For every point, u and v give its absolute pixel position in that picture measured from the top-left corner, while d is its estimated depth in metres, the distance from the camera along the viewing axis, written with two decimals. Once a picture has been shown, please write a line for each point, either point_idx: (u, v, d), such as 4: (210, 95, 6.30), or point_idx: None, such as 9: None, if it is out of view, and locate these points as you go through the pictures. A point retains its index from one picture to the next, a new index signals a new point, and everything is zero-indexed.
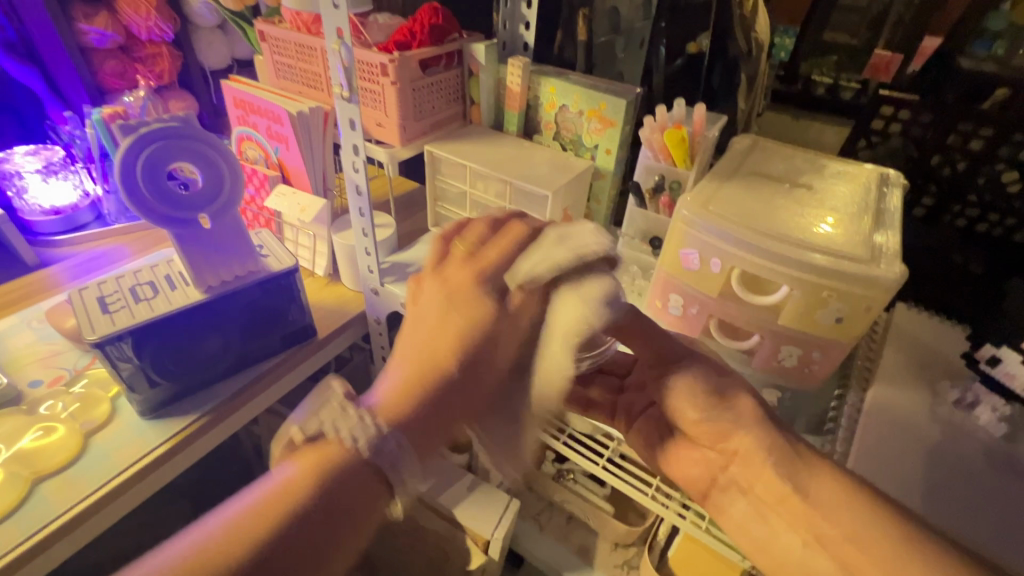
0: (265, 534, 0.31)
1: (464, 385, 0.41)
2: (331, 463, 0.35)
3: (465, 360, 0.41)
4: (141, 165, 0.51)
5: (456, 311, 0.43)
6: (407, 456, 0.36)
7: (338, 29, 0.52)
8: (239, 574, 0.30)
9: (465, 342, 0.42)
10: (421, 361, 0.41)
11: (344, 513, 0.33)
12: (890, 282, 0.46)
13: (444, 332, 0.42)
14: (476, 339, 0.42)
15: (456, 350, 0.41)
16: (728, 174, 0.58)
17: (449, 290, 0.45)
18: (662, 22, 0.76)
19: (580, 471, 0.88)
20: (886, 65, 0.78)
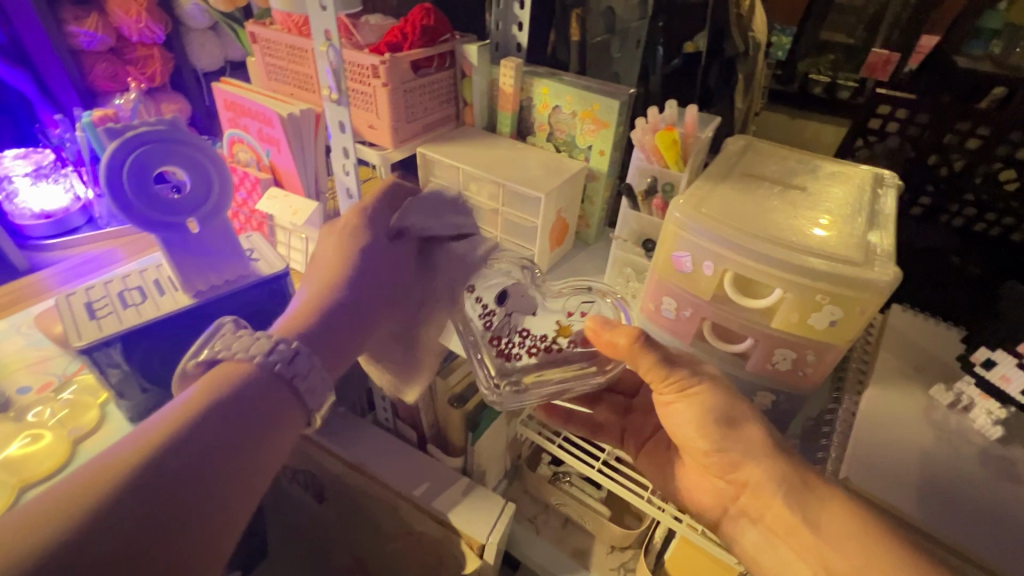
0: (191, 428, 0.37)
1: (346, 311, 0.49)
2: (245, 374, 0.41)
3: (347, 293, 0.50)
4: (127, 170, 0.50)
5: (349, 247, 0.53)
6: (313, 363, 0.43)
7: (327, 32, 0.52)
8: (170, 456, 0.35)
9: (355, 270, 0.51)
10: (313, 294, 0.50)
11: (261, 413, 0.40)
12: (884, 285, 0.45)
13: (328, 274, 0.52)
14: (352, 274, 0.51)
15: (338, 284, 0.50)
16: (721, 176, 0.58)
17: (337, 242, 0.54)
18: (659, 22, 0.75)
19: (577, 474, 0.89)
20: (882, 65, 0.78)
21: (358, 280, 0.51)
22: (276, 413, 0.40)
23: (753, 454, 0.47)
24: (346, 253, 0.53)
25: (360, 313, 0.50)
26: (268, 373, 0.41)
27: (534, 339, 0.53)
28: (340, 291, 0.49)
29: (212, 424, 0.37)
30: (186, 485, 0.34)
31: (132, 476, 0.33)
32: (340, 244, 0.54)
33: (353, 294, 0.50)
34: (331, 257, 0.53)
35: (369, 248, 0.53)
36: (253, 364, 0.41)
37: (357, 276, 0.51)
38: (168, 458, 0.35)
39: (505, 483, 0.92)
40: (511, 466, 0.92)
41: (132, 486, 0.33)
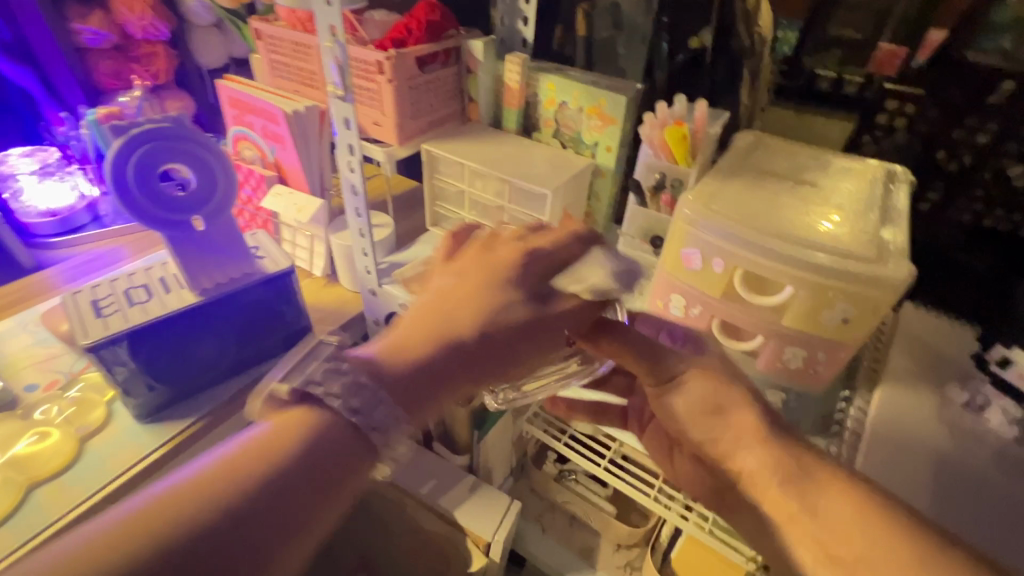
0: (255, 481, 0.29)
1: (470, 367, 0.37)
2: (307, 422, 0.32)
3: (480, 342, 0.37)
4: (132, 167, 0.50)
5: (492, 292, 0.39)
6: (397, 422, 0.33)
7: (332, 26, 0.51)
8: (208, 527, 0.27)
9: (497, 321, 0.38)
10: (432, 328, 0.37)
11: (322, 473, 0.31)
12: (897, 282, 0.45)
13: (467, 307, 0.38)
14: (499, 320, 0.38)
15: (479, 325, 0.38)
16: (730, 171, 0.57)
17: (482, 270, 0.41)
18: (664, 17, 0.74)
19: (582, 471, 0.89)
20: (892, 54, 0.69)
21: (486, 337, 0.37)
22: (358, 464, 0.32)
23: (744, 442, 0.41)
24: (481, 300, 0.39)
25: (445, 381, 0.36)
26: (347, 424, 0.32)
27: None
28: (464, 349, 0.37)
29: (277, 481, 0.29)
30: (234, 562, 0.27)
31: (178, 536, 0.27)
32: (480, 276, 0.40)
33: (479, 356, 0.37)
34: (465, 294, 0.39)
35: (520, 299, 0.39)
36: (332, 410, 0.32)
37: (488, 338, 0.37)
38: (215, 525, 0.27)
39: (511, 481, 0.92)
40: (517, 464, 0.91)
41: (159, 569, 0.26)
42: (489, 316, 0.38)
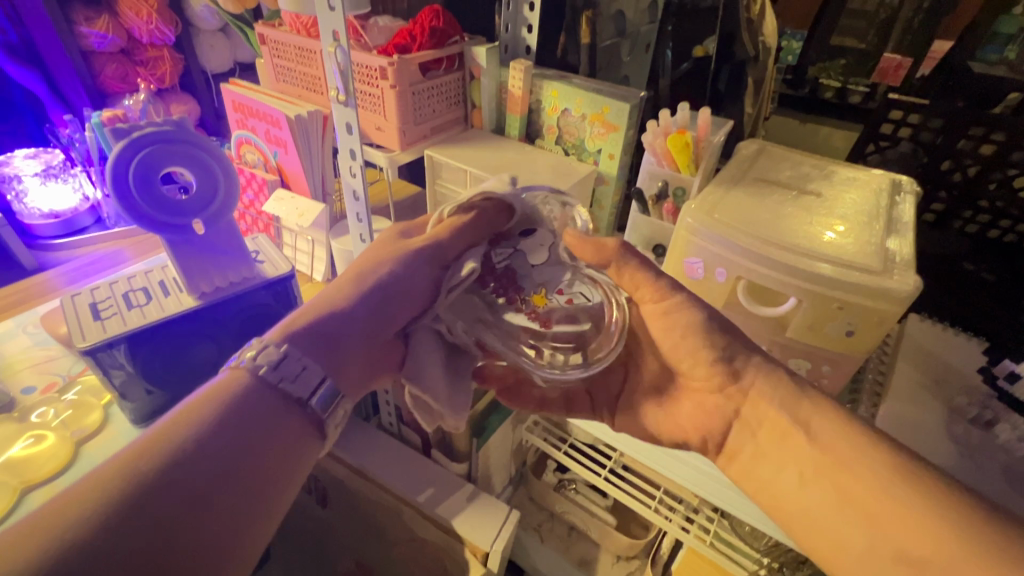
0: (165, 452, 0.31)
1: (350, 324, 0.42)
2: (235, 389, 0.35)
3: (361, 299, 0.43)
4: (134, 170, 0.49)
5: (382, 260, 0.46)
6: (305, 368, 0.37)
7: (335, 31, 0.51)
8: (132, 490, 0.29)
9: (379, 276, 0.45)
10: (319, 303, 0.43)
11: (244, 425, 0.34)
12: (904, 295, 0.44)
13: (358, 272, 0.46)
14: (378, 276, 0.45)
15: (357, 285, 0.44)
16: (735, 180, 0.57)
17: (372, 249, 0.49)
18: (669, 25, 0.77)
19: (582, 481, 0.89)
20: (894, 70, 0.79)
21: (358, 309, 0.43)
22: (293, 427, 0.36)
23: None
24: (377, 264, 0.46)
25: (347, 318, 0.42)
26: (267, 379, 0.36)
27: (518, 296, 0.49)
28: (331, 316, 0.41)
29: (242, 429, 0.33)
30: (181, 540, 0.29)
31: (150, 477, 0.29)
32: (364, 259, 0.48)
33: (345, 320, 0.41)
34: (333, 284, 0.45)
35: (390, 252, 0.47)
36: (251, 373, 0.36)
37: (346, 307, 0.42)
38: (160, 500, 0.29)
39: (510, 489, 0.92)
40: (517, 472, 0.92)
41: (123, 507, 0.28)
42: (369, 276, 0.45)
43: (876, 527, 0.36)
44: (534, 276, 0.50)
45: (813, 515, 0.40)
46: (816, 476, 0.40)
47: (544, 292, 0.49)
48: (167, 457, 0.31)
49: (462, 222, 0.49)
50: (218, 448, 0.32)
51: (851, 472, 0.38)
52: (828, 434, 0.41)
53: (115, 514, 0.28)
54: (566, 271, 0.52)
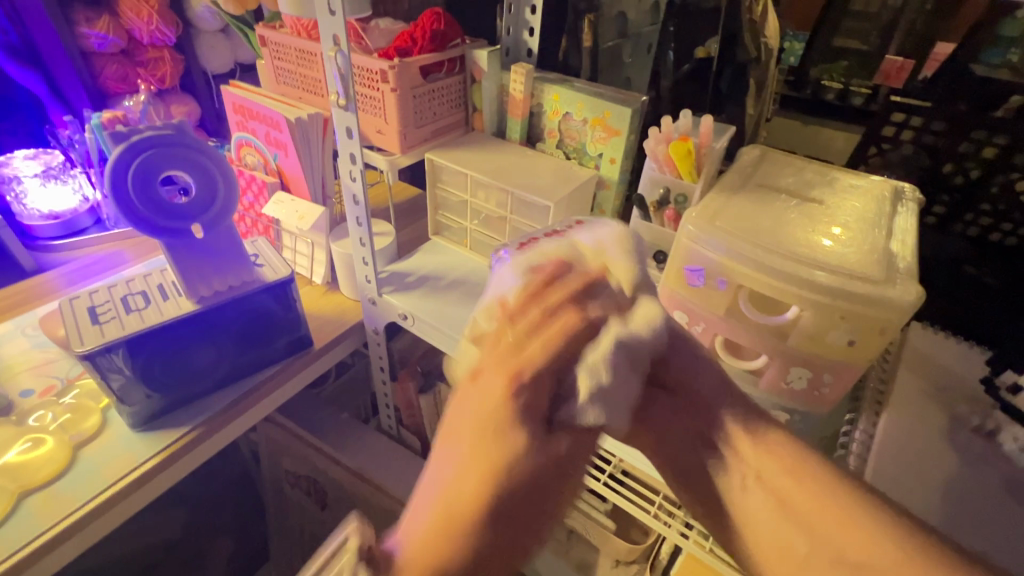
0: None
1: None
2: None
3: (489, 527, 0.33)
4: (132, 173, 0.49)
5: (502, 461, 0.35)
6: None
7: (335, 36, 0.51)
8: None
9: (508, 494, 0.34)
10: (436, 528, 0.33)
11: None
12: (905, 304, 0.44)
13: (469, 474, 0.35)
14: (502, 488, 0.34)
15: (479, 507, 0.33)
16: (736, 187, 0.57)
17: (480, 414, 0.38)
18: (670, 26, 0.73)
19: (581, 486, 0.88)
20: (897, 71, 0.79)
21: (483, 552, 0.33)
22: None
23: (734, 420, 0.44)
24: (495, 459, 0.35)
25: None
26: None
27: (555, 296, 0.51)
28: (457, 569, 0.32)
29: None
30: None
31: None
32: (478, 428, 0.37)
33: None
34: (446, 497, 0.34)
35: (520, 424, 0.37)
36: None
37: (473, 554, 0.32)
38: None
39: None
40: None
41: None
42: (495, 487, 0.34)
43: (817, 534, 0.36)
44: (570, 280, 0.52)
45: (758, 522, 0.38)
46: (773, 478, 0.39)
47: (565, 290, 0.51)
48: None
49: (599, 387, 0.41)
50: None
51: (798, 478, 0.39)
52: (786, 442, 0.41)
53: None
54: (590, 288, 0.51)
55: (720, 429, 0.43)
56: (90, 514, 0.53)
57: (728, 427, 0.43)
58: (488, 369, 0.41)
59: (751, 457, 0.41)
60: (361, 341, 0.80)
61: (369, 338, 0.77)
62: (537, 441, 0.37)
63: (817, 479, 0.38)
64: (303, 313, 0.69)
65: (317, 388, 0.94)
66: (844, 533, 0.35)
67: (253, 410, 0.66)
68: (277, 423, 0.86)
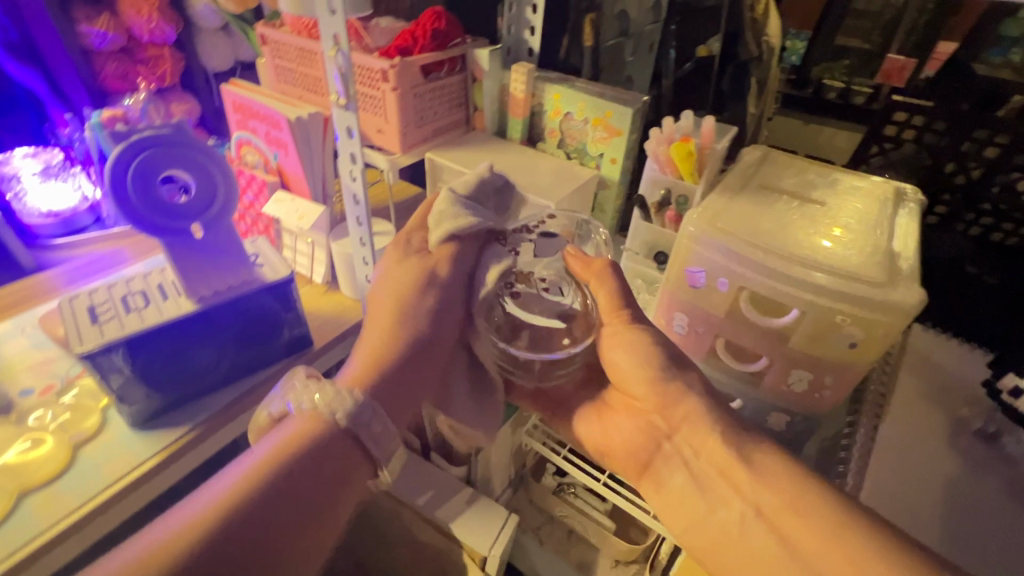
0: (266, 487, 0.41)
1: (404, 373, 0.50)
2: (311, 435, 0.43)
3: (408, 344, 0.51)
4: (132, 173, 0.49)
5: (409, 301, 0.53)
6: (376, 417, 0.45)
7: (336, 35, 0.51)
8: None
9: (420, 319, 0.52)
10: (370, 355, 0.50)
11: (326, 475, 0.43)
12: (908, 307, 0.43)
13: (385, 324, 0.52)
14: (417, 320, 0.52)
15: (397, 338, 0.51)
16: (738, 188, 0.56)
17: (393, 289, 0.54)
18: (672, 25, 0.76)
19: (580, 486, 0.90)
20: (898, 71, 0.78)
21: (407, 357, 0.50)
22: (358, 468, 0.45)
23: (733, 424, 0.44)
24: (405, 305, 0.53)
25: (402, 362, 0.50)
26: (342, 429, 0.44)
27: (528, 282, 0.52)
28: (396, 365, 0.49)
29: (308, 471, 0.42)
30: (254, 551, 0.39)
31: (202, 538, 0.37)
32: (397, 300, 0.53)
33: (405, 369, 0.50)
34: (371, 344, 0.51)
35: (427, 279, 0.54)
36: (326, 422, 0.44)
37: (400, 359, 0.50)
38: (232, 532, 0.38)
39: (509, 492, 0.91)
40: (515, 475, 0.90)
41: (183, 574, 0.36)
42: (404, 321, 0.52)
43: None
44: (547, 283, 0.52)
45: (754, 550, 0.43)
46: (771, 513, 0.43)
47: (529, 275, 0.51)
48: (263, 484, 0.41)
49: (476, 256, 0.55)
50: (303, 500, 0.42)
51: (793, 511, 0.42)
52: (782, 474, 0.44)
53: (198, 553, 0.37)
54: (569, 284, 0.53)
55: (713, 459, 0.47)
56: (91, 514, 0.53)
57: (721, 455, 0.46)
58: (388, 273, 0.56)
59: (747, 490, 0.44)
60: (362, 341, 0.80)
61: None
62: (434, 289, 0.54)
63: (809, 509, 0.42)
64: (303, 312, 0.69)
65: None
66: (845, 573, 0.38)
67: (253, 409, 0.66)
68: None
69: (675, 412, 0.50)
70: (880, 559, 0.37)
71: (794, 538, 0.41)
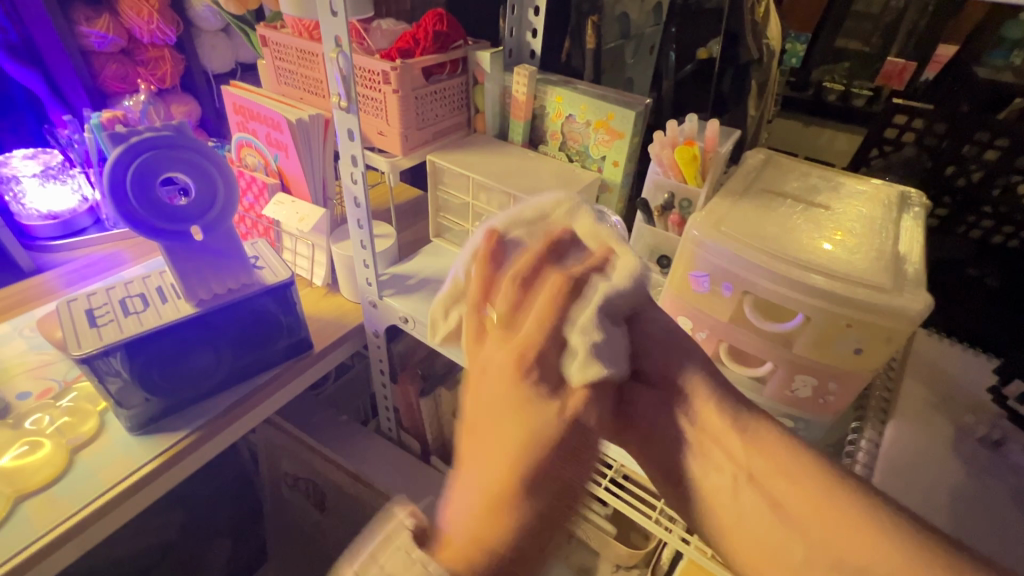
0: None
1: (525, 550, 0.34)
2: None
3: (534, 505, 0.35)
4: (131, 175, 0.49)
5: (529, 427, 0.37)
6: None
7: (337, 37, 0.50)
8: None
9: (541, 461, 0.36)
10: (482, 510, 0.35)
11: None
12: (914, 313, 0.43)
13: (496, 456, 0.37)
14: (546, 455, 0.36)
15: (515, 488, 0.35)
16: (741, 191, 0.56)
17: (500, 382, 0.40)
18: (672, 27, 0.76)
19: (583, 491, 0.86)
20: (898, 74, 0.79)
21: (530, 521, 0.35)
22: None
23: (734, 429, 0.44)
24: (529, 429, 0.37)
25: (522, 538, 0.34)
26: None
27: None
28: (507, 546, 0.34)
29: None
30: None
31: None
32: (489, 429, 0.39)
33: (523, 553, 0.34)
34: (482, 485, 0.36)
35: (536, 413, 0.38)
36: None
37: (525, 533, 0.34)
38: None
39: None
40: None
41: None
42: (525, 456, 0.36)
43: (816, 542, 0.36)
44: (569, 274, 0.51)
45: (750, 526, 0.39)
46: (761, 477, 0.40)
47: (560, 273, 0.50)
48: None
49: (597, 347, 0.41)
50: None
51: (785, 476, 0.40)
52: (778, 441, 0.42)
53: None
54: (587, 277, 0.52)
55: (708, 427, 0.44)
56: (87, 520, 0.52)
57: (717, 425, 0.44)
58: (496, 360, 0.42)
59: (740, 456, 0.42)
60: (362, 343, 0.79)
61: (369, 341, 0.77)
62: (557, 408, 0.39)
63: (803, 473, 0.39)
64: (302, 316, 0.69)
65: (318, 391, 0.94)
66: (839, 535, 0.35)
67: (252, 414, 0.66)
68: (277, 425, 0.86)
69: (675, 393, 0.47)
70: (880, 523, 0.35)
71: (784, 501, 0.38)
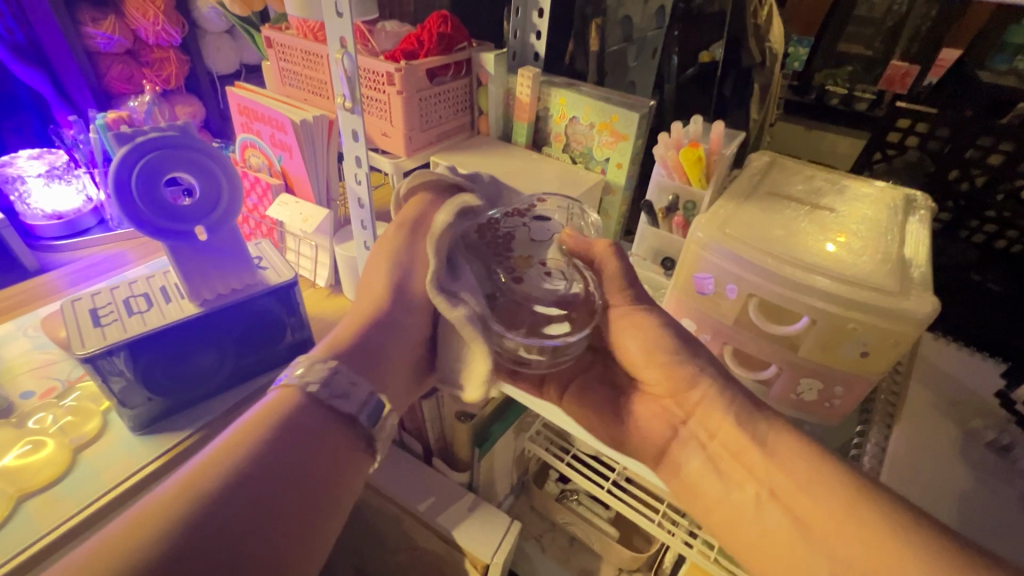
0: (246, 457, 0.39)
1: (374, 340, 0.50)
2: (286, 407, 0.43)
3: (389, 308, 0.52)
4: (136, 175, 0.49)
5: (390, 269, 0.56)
6: (347, 384, 0.45)
7: (342, 38, 0.50)
8: (171, 539, 0.34)
9: (393, 283, 0.54)
10: (358, 315, 0.52)
11: (299, 461, 0.40)
12: (922, 316, 0.43)
13: (371, 287, 0.55)
14: (398, 285, 0.55)
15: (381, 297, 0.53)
16: (746, 194, 0.56)
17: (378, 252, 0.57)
18: (674, 30, 0.76)
19: (584, 492, 0.87)
20: (901, 78, 0.79)
21: (381, 320, 0.51)
22: (345, 446, 0.43)
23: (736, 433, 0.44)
24: (389, 272, 0.55)
25: (382, 332, 0.51)
26: (316, 401, 0.44)
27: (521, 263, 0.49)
28: (367, 330, 0.50)
29: (291, 446, 0.41)
30: (243, 527, 0.36)
31: (186, 516, 0.35)
32: (370, 278, 0.56)
33: (379, 335, 0.51)
34: (358, 306, 0.54)
35: (399, 270, 0.56)
36: (304, 392, 0.44)
37: (379, 326, 0.51)
38: (221, 505, 0.36)
39: (511, 499, 0.91)
40: (518, 481, 0.90)
41: (171, 544, 0.34)
42: (390, 283, 0.54)
43: None
44: (541, 252, 0.50)
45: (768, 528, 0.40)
46: (784, 493, 0.41)
47: (528, 259, 0.49)
48: (234, 463, 0.39)
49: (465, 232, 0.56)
50: (285, 476, 0.40)
51: (808, 492, 0.40)
52: (795, 450, 0.42)
53: (166, 537, 0.34)
54: (559, 254, 0.50)
55: (728, 442, 0.45)
56: (88, 520, 0.52)
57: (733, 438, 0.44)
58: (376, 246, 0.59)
59: (762, 472, 0.42)
60: None
61: None
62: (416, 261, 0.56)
63: (824, 489, 0.39)
64: (306, 316, 0.69)
65: None
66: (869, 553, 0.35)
67: None
68: None
69: (689, 397, 0.47)
70: (901, 538, 0.35)
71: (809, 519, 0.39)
